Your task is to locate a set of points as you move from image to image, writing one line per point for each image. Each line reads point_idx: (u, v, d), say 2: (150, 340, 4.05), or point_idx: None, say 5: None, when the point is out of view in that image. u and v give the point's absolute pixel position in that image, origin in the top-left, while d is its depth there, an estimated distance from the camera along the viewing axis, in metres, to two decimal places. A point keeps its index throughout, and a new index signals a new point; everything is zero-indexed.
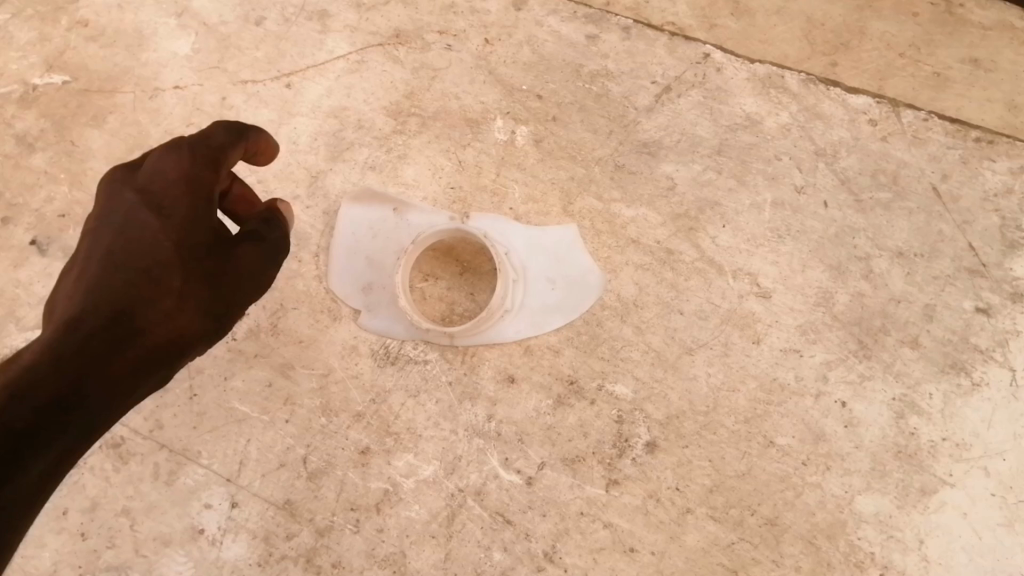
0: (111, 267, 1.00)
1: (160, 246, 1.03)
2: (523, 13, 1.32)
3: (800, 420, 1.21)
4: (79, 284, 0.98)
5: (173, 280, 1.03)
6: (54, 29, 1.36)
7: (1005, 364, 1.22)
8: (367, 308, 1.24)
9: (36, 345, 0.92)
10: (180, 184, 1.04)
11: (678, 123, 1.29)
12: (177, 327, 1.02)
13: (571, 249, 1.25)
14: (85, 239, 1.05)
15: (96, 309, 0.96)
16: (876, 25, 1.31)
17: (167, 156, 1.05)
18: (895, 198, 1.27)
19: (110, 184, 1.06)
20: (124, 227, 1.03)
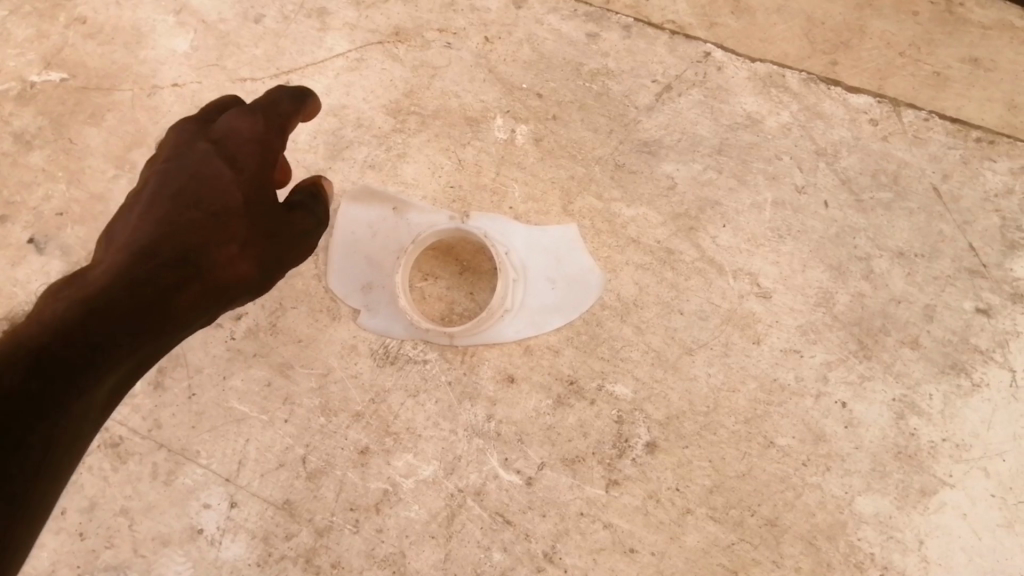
0: (180, 208, 0.97)
1: (229, 194, 1.00)
2: (523, 11, 1.31)
3: (800, 420, 1.20)
4: (146, 217, 0.96)
5: (239, 229, 1.00)
6: (52, 26, 1.35)
7: (1005, 364, 1.22)
8: (366, 306, 1.23)
9: (101, 272, 0.88)
10: (251, 138, 1.03)
11: (678, 123, 1.28)
12: (233, 276, 1.00)
13: (572, 249, 1.25)
14: (145, 180, 1.01)
15: (167, 245, 0.94)
16: (876, 24, 1.31)
17: (242, 113, 1.04)
18: (895, 199, 1.26)
19: (179, 133, 1.05)
20: (195, 169, 1.00)
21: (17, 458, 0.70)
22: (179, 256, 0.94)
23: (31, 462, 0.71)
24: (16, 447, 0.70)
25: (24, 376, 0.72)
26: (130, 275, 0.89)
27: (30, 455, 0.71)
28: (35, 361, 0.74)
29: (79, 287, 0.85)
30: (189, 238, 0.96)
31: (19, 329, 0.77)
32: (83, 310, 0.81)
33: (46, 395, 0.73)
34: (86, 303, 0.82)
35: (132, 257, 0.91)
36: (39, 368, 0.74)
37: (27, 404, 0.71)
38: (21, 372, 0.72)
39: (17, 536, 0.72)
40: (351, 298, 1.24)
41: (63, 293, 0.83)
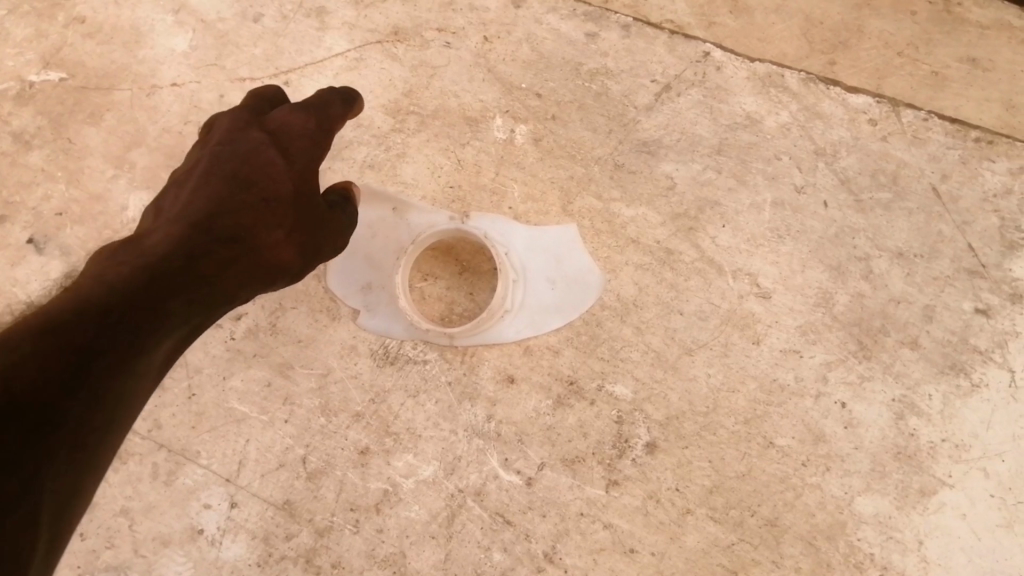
0: (232, 191, 0.94)
1: (280, 184, 0.98)
2: (522, 10, 1.31)
3: (800, 420, 1.20)
4: (198, 194, 0.92)
5: (287, 217, 0.98)
6: (51, 25, 1.35)
7: (1004, 364, 1.22)
8: (366, 306, 1.24)
9: (159, 242, 0.85)
10: (302, 134, 1.02)
11: (677, 123, 1.28)
12: (277, 259, 0.98)
13: (571, 248, 1.25)
14: (194, 162, 0.98)
15: (219, 224, 0.91)
16: (875, 24, 1.31)
17: (294, 109, 1.03)
18: (895, 199, 1.26)
19: (232, 118, 1.02)
20: (247, 154, 0.97)
21: (84, 414, 0.69)
22: (230, 236, 0.91)
23: (94, 420, 0.70)
24: (86, 404, 0.69)
25: (97, 334, 0.70)
26: (185, 250, 0.86)
27: (95, 412, 0.70)
28: (105, 318, 0.72)
29: (138, 252, 0.82)
30: (242, 220, 0.93)
31: (85, 285, 0.74)
32: (145, 274, 0.79)
33: (116, 354, 0.71)
34: (148, 269, 0.80)
35: (187, 232, 0.88)
36: (109, 326, 0.72)
37: (98, 363, 0.70)
38: (93, 329, 0.70)
39: (73, 490, 0.71)
40: (351, 299, 1.24)
41: (124, 253, 0.81)
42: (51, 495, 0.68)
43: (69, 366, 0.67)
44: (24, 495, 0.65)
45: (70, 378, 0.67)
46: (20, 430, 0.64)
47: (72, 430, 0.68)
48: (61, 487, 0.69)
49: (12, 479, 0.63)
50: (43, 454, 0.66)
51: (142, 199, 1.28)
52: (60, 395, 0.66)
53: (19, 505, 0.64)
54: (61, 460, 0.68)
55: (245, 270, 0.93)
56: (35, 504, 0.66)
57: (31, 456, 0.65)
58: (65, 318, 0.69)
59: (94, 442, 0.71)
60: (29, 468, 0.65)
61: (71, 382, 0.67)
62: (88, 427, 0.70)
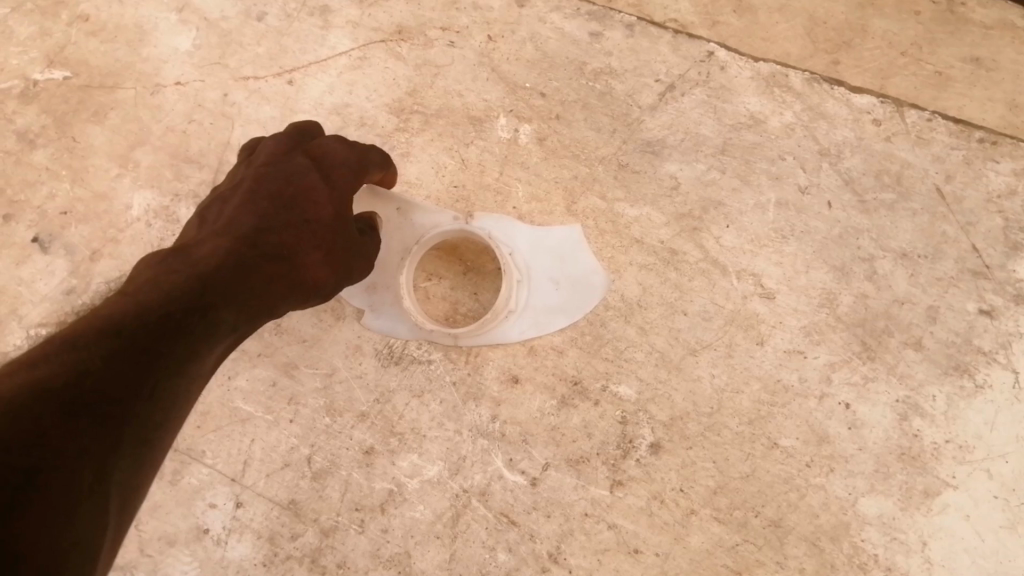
0: (277, 209, 0.91)
1: (322, 208, 0.93)
2: (526, 10, 1.31)
3: (804, 421, 1.21)
4: (243, 211, 0.90)
5: (326, 240, 0.93)
6: (54, 23, 1.35)
7: (1008, 366, 1.23)
8: (371, 306, 1.22)
9: (207, 254, 0.83)
10: (345, 163, 0.97)
11: (681, 122, 1.28)
12: (315, 282, 0.93)
13: (576, 250, 1.25)
14: (236, 183, 0.94)
15: (262, 241, 0.88)
16: (877, 23, 1.31)
17: (337, 140, 0.99)
18: (899, 199, 1.26)
19: (278, 142, 0.98)
20: (294, 174, 0.94)
21: (150, 413, 0.68)
22: (271, 252, 0.88)
23: (159, 419, 0.69)
24: (151, 402, 0.68)
25: (154, 336, 0.70)
26: (232, 263, 0.84)
27: (159, 411, 0.69)
28: (160, 322, 0.72)
29: (186, 261, 0.81)
30: (283, 239, 0.89)
31: (138, 292, 0.75)
32: (196, 282, 0.78)
33: (173, 356, 0.71)
34: (198, 278, 0.79)
35: (233, 245, 0.85)
36: (163, 330, 0.72)
37: (158, 363, 0.70)
38: (151, 331, 0.71)
39: (139, 494, 0.69)
40: (355, 298, 1.22)
41: (172, 262, 0.80)
42: (125, 493, 0.66)
43: (131, 364, 0.67)
44: (103, 489, 0.63)
45: (134, 375, 0.67)
46: (94, 423, 0.63)
47: (141, 427, 0.67)
48: (132, 488, 0.68)
49: (92, 472, 0.62)
50: (117, 447, 0.65)
51: (146, 198, 1.28)
52: (127, 392, 0.66)
53: (99, 500, 0.63)
54: (132, 457, 0.67)
55: (290, 289, 0.90)
56: (112, 501, 0.65)
57: (107, 449, 0.64)
58: (123, 322, 0.70)
59: (158, 443, 0.70)
60: (107, 462, 0.64)
61: (135, 379, 0.67)
62: (155, 425, 0.69)
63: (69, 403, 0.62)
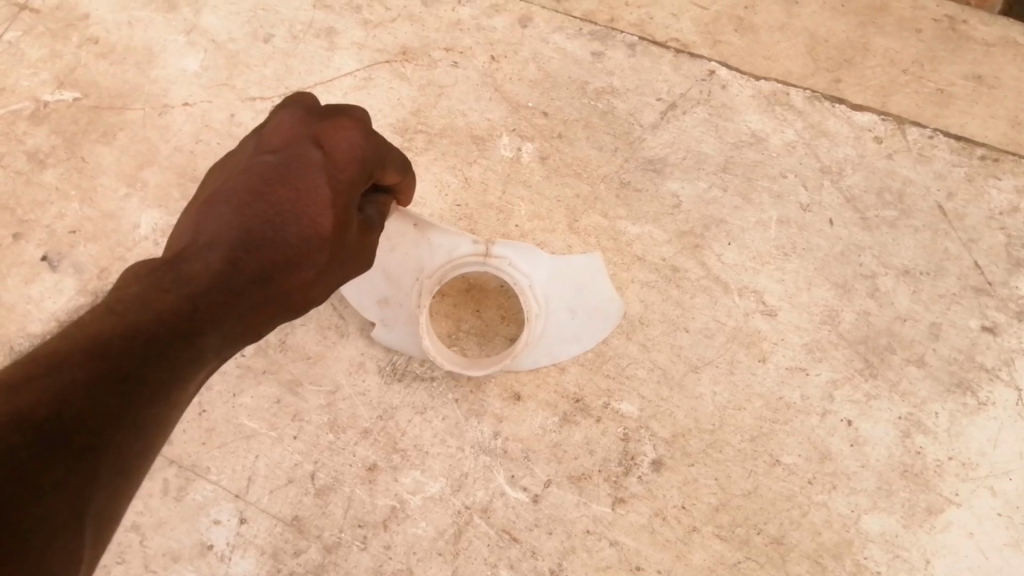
0: (274, 214, 0.78)
1: (320, 220, 0.79)
2: (529, 30, 1.33)
3: (806, 439, 1.21)
4: (235, 213, 0.77)
5: (321, 255, 0.81)
6: (65, 45, 1.37)
7: (1011, 383, 1.23)
8: (383, 322, 1.21)
9: (198, 275, 0.74)
10: (353, 162, 0.82)
11: (683, 140, 1.29)
12: (303, 299, 0.82)
13: (596, 280, 1.24)
14: (240, 166, 0.82)
15: (251, 263, 0.76)
16: (878, 41, 1.32)
17: (354, 128, 0.84)
18: (900, 216, 1.27)
19: (290, 122, 0.85)
20: (296, 173, 0.80)
21: (133, 443, 0.66)
22: (260, 275, 0.77)
23: (143, 444, 0.67)
24: (134, 431, 0.66)
25: (140, 362, 0.67)
26: (220, 290, 0.75)
27: (144, 438, 0.67)
28: (146, 346, 0.68)
29: (176, 281, 0.73)
30: (273, 257, 0.77)
31: (123, 308, 0.69)
32: (185, 305, 0.72)
33: (158, 383, 0.68)
34: (187, 303, 0.72)
35: (220, 271, 0.75)
36: (149, 355, 0.68)
37: (143, 391, 0.67)
38: (137, 357, 0.67)
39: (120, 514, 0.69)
40: (368, 311, 1.21)
41: (161, 278, 0.73)
42: (101, 519, 0.65)
43: (115, 392, 0.65)
44: (77, 521, 0.63)
45: (116, 404, 0.65)
46: (71, 454, 0.62)
47: (120, 458, 0.66)
48: (111, 513, 0.67)
49: (67, 503, 0.62)
50: (94, 476, 0.64)
51: (154, 217, 1.29)
52: (106, 422, 0.64)
53: (74, 531, 0.62)
54: (110, 483, 0.65)
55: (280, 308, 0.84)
56: (87, 530, 0.64)
57: (84, 480, 0.63)
58: (109, 344, 0.66)
59: (141, 467, 0.69)
60: (83, 492, 0.63)
61: (118, 409, 0.65)
62: (136, 452, 0.67)
63: (46, 433, 0.61)
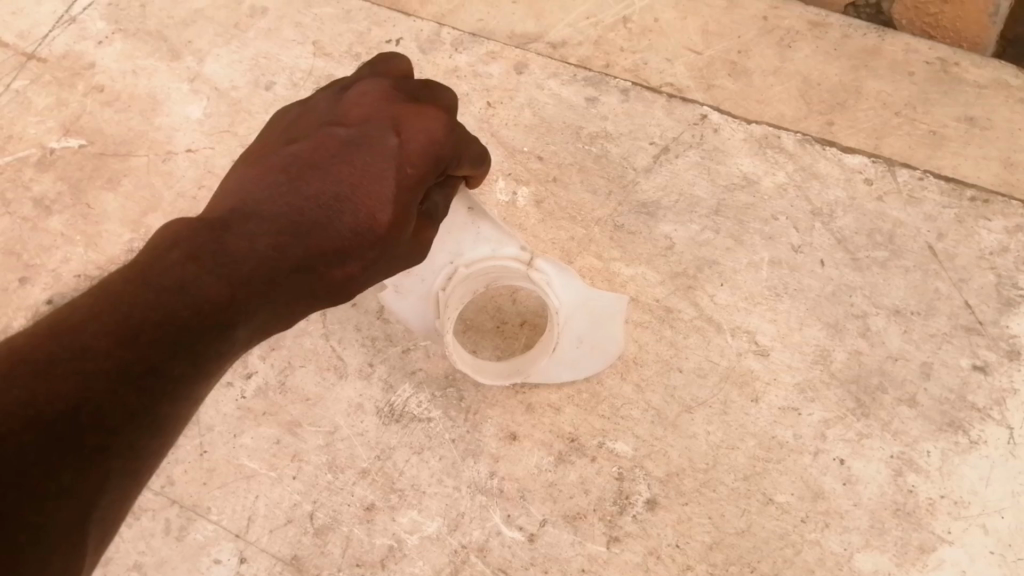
0: (332, 198, 0.82)
1: (378, 213, 0.83)
2: (524, 76, 1.39)
3: (799, 477, 1.21)
4: (291, 186, 0.81)
5: (372, 251, 0.83)
6: (71, 94, 1.42)
7: (1002, 422, 1.22)
8: (395, 291, 1.20)
9: (241, 250, 0.75)
10: (426, 157, 0.85)
11: (676, 183, 1.33)
12: (341, 290, 0.86)
13: (610, 321, 1.27)
14: (310, 134, 0.87)
15: (297, 247, 0.79)
16: (871, 84, 1.37)
17: (435, 122, 0.87)
18: (891, 257, 1.29)
19: (376, 101, 0.89)
20: (363, 160, 0.84)
21: (144, 444, 0.66)
22: (304, 263, 0.80)
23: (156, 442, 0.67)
24: (148, 432, 0.66)
25: (168, 352, 0.67)
26: (262, 273, 0.76)
27: (154, 440, 0.67)
28: (178, 333, 0.68)
29: (217, 254, 0.73)
30: (321, 244, 0.80)
31: (162, 285, 0.69)
32: (225, 289, 0.73)
33: (181, 377, 0.68)
34: (228, 288, 0.73)
35: (266, 251, 0.77)
36: (179, 343, 0.68)
37: (164, 385, 0.67)
38: (169, 346, 0.67)
39: (123, 520, 0.68)
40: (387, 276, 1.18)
41: (203, 246, 0.73)
42: (107, 523, 0.65)
43: (136, 386, 0.64)
44: (82, 531, 0.62)
45: (135, 400, 0.64)
46: (82, 455, 0.61)
47: (128, 461, 0.65)
48: (115, 520, 0.67)
49: (78, 510, 0.61)
50: (104, 481, 0.63)
51: None
52: (123, 418, 0.63)
53: (78, 543, 0.61)
54: (120, 484, 0.65)
55: (276, 328, 0.82)
56: (87, 544, 0.63)
57: (92, 485, 0.62)
58: (138, 328, 0.66)
59: (147, 471, 0.69)
60: (92, 499, 0.62)
61: (136, 407, 0.64)
62: (148, 451, 0.67)
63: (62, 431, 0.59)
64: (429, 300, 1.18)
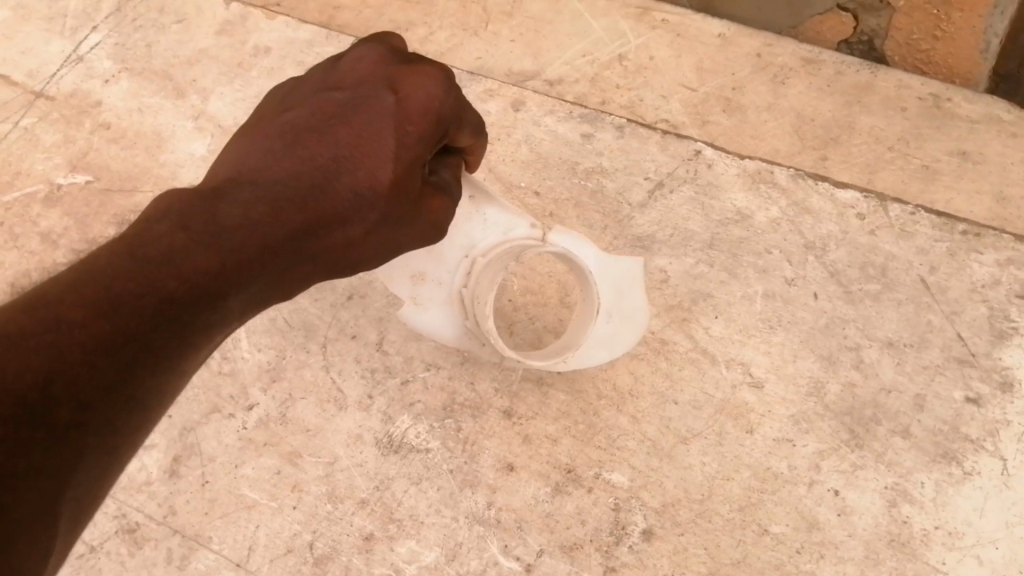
0: (331, 164, 0.86)
1: (378, 174, 0.86)
2: (521, 114, 1.43)
3: (793, 508, 1.22)
4: (287, 157, 0.85)
5: (372, 212, 0.87)
6: (78, 131, 1.45)
7: (996, 453, 1.23)
8: (413, 303, 1.25)
9: (232, 220, 0.80)
10: (426, 114, 0.86)
11: (671, 218, 1.35)
12: (344, 256, 0.90)
13: (630, 285, 1.31)
14: (308, 100, 0.90)
15: (293, 213, 0.84)
16: (864, 119, 1.40)
17: (434, 76, 0.87)
18: (883, 290, 1.31)
19: (375, 62, 0.90)
20: (363, 125, 0.86)
21: (120, 418, 0.68)
22: (303, 228, 0.84)
23: (133, 419, 0.69)
24: (124, 407, 0.68)
25: (150, 326, 0.70)
26: (255, 241, 0.81)
27: (131, 415, 0.69)
28: (157, 308, 0.71)
29: (206, 225, 0.78)
30: (319, 209, 0.85)
31: (145, 259, 0.72)
32: (214, 261, 0.77)
33: (160, 351, 0.71)
34: (217, 258, 0.77)
35: (262, 219, 0.82)
36: (160, 316, 0.71)
37: (143, 359, 0.69)
38: (149, 321, 0.70)
39: (95, 499, 0.70)
40: (401, 288, 1.23)
41: (193, 218, 0.77)
42: (82, 500, 0.67)
43: (116, 359, 0.67)
44: (55, 506, 0.63)
45: (114, 372, 0.67)
46: (57, 428, 0.62)
47: (103, 435, 0.67)
48: (88, 499, 0.68)
49: (51, 482, 0.62)
50: (79, 456, 0.65)
51: None
52: (100, 392, 0.65)
53: (52, 517, 0.62)
54: (96, 460, 0.67)
55: (272, 297, 0.87)
56: (64, 517, 0.65)
57: (68, 457, 0.64)
58: (121, 299, 0.69)
59: (123, 451, 0.70)
60: (65, 473, 0.64)
61: (114, 379, 0.67)
62: (127, 429, 0.69)
63: (39, 403, 0.61)
64: (449, 301, 1.23)
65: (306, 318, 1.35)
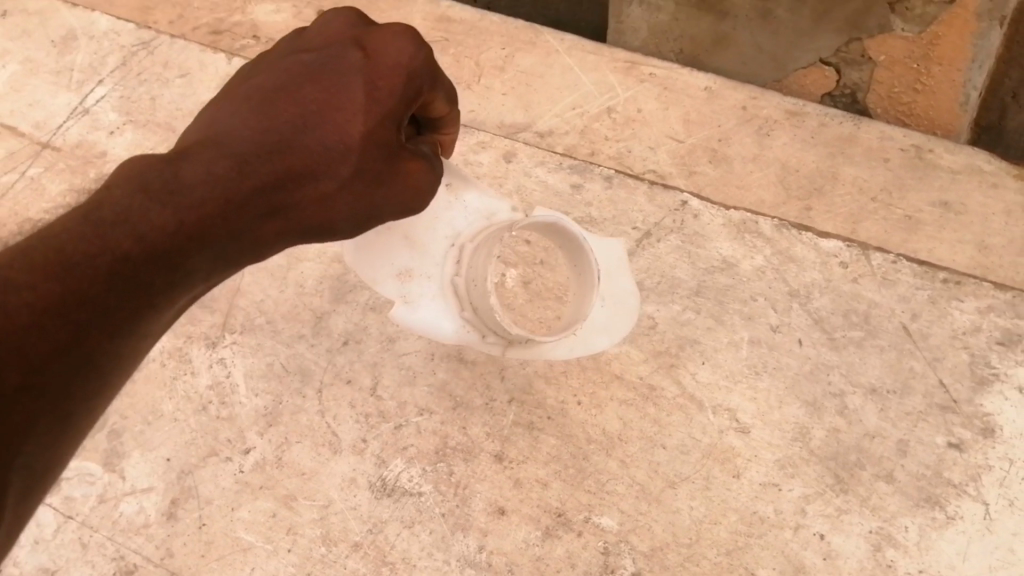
0: (300, 121, 0.92)
1: (347, 128, 0.92)
2: (513, 165, 1.47)
3: (779, 553, 1.23)
4: (253, 115, 0.92)
5: (342, 166, 0.93)
6: (83, 180, 1.49)
7: (978, 498, 1.25)
8: (405, 302, 1.32)
9: (194, 175, 0.86)
10: (395, 67, 0.92)
11: (658, 267, 1.39)
12: (318, 216, 0.96)
13: (618, 269, 1.39)
14: (278, 64, 0.97)
15: (261, 166, 0.90)
16: (847, 170, 1.44)
17: (401, 34, 0.94)
18: (866, 336, 1.34)
19: (342, 28, 0.97)
20: (332, 82, 0.93)
21: (74, 385, 0.73)
22: (271, 181, 0.91)
23: (86, 386, 0.74)
24: (77, 373, 0.73)
25: (103, 289, 0.75)
26: (218, 195, 0.87)
27: (85, 383, 0.74)
28: (111, 270, 0.77)
29: (165, 183, 0.84)
30: (290, 164, 0.92)
31: (102, 223, 0.78)
32: (172, 220, 0.83)
33: (112, 315, 0.76)
34: (175, 215, 0.83)
35: (226, 173, 0.88)
36: (113, 280, 0.77)
37: (97, 324, 0.74)
38: (103, 284, 0.76)
39: (47, 472, 0.74)
40: (390, 288, 1.31)
41: (153, 179, 0.84)
42: (34, 468, 0.71)
43: (69, 324, 0.72)
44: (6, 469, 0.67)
45: (68, 336, 0.72)
46: (9, 393, 0.67)
47: (58, 402, 0.71)
48: (40, 468, 0.72)
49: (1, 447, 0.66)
50: (32, 424, 0.69)
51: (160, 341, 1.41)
52: (52, 355, 0.70)
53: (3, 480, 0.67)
54: (50, 429, 0.71)
55: (242, 260, 0.94)
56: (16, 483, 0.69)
57: (22, 424, 0.68)
58: (75, 262, 0.74)
59: (76, 421, 0.75)
60: (17, 440, 0.68)
61: (68, 343, 0.72)
62: (80, 395, 0.74)
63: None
64: (442, 293, 1.30)
65: (302, 363, 1.38)
